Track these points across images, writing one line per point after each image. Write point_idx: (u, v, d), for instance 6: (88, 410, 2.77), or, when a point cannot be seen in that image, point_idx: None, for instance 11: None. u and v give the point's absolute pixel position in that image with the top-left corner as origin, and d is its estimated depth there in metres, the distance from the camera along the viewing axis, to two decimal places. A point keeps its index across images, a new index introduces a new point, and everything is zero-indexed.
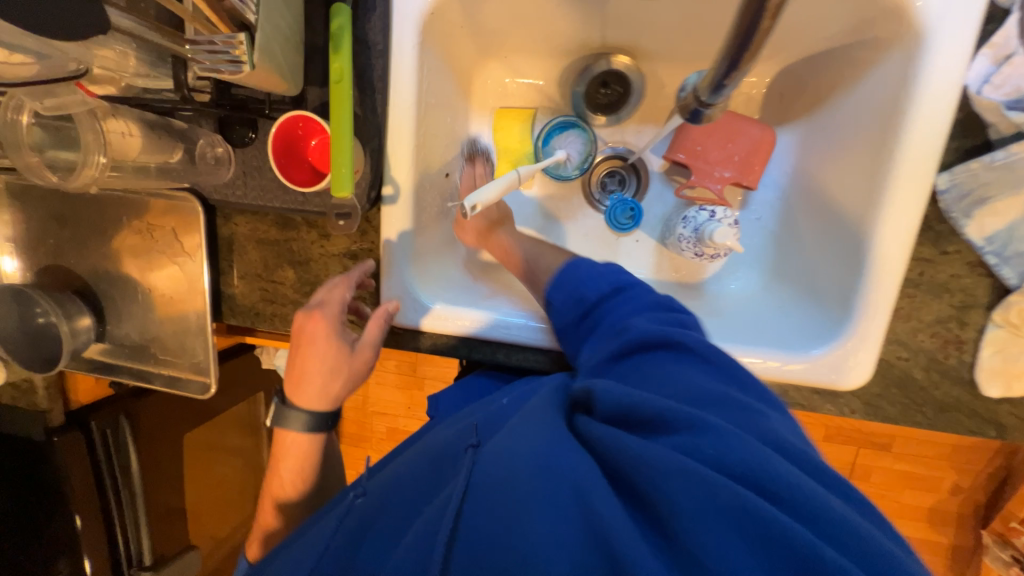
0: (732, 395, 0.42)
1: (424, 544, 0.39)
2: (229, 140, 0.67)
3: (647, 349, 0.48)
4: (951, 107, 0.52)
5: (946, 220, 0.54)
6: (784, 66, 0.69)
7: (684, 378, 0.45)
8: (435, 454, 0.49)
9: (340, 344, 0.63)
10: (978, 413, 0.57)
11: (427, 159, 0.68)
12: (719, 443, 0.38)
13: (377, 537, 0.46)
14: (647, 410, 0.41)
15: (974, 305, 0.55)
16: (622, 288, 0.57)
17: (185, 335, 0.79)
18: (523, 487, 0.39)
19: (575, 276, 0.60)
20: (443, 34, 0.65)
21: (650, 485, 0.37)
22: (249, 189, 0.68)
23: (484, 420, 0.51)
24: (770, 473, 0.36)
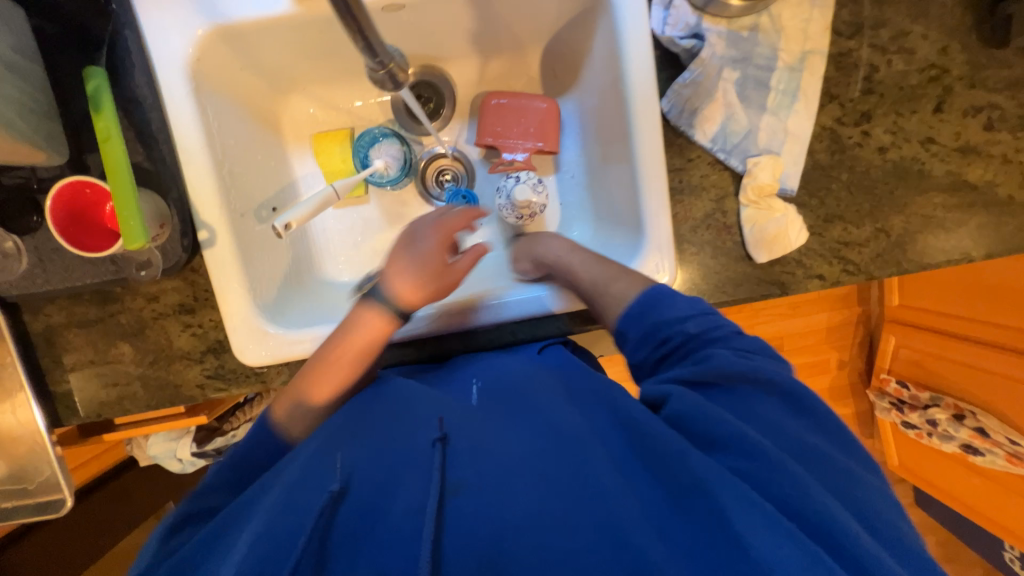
0: (826, 452, 0.46)
1: (414, 522, 0.41)
2: (14, 231, 0.62)
3: (732, 381, 0.50)
4: (649, 47, 0.64)
5: (679, 134, 0.66)
6: (543, 45, 0.80)
7: (771, 419, 0.48)
8: (407, 444, 0.48)
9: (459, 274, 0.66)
10: (763, 279, 0.69)
11: (243, 197, 0.69)
12: (779, 476, 0.42)
13: (347, 524, 0.43)
14: (716, 429, 0.46)
15: (726, 195, 0.68)
16: (708, 325, 0.54)
17: (16, 459, 0.69)
18: (523, 481, 0.44)
19: (660, 309, 0.56)
20: (218, 77, 0.67)
21: (705, 503, 0.40)
22: (50, 273, 0.63)
23: (463, 415, 0.51)
24: (799, 493, 0.41)
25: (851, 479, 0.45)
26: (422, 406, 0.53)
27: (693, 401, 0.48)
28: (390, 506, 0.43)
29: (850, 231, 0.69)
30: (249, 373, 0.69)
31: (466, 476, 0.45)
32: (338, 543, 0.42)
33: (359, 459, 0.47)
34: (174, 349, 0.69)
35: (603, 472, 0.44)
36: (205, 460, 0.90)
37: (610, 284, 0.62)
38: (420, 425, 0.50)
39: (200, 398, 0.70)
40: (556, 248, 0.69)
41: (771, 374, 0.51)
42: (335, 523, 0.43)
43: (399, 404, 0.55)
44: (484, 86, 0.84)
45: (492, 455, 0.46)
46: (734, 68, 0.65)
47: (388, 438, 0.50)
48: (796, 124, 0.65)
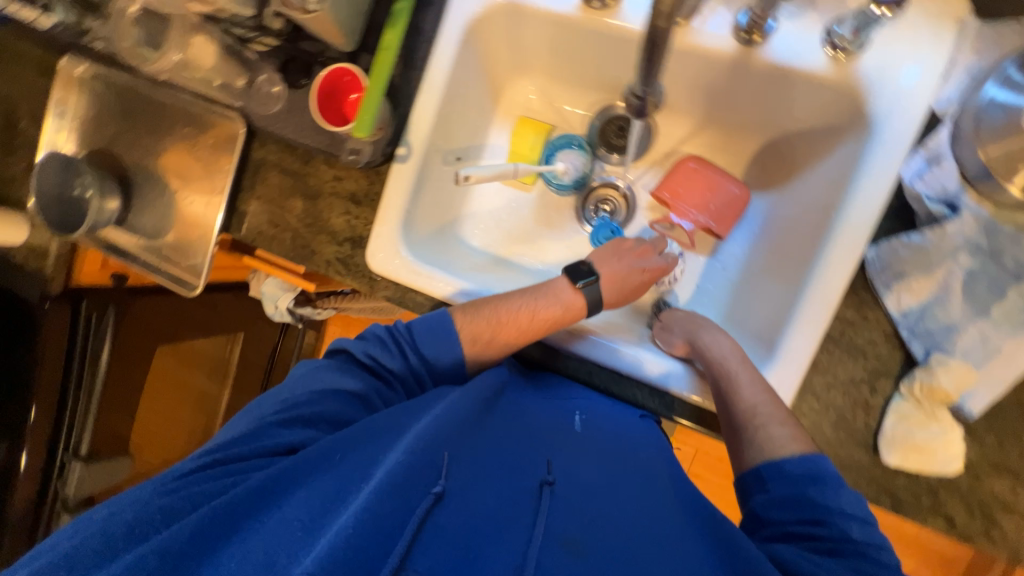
0: None
1: (519, 555, 0.47)
2: (286, 82, 0.78)
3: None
4: (886, 191, 0.59)
5: (870, 289, 0.60)
6: (766, 138, 0.76)
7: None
8: (511, 476, 0.55)
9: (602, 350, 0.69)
10: (878, 481, 0.60)
11: (445, 139, 0.79)
12: None
13: (437, 540, 0.47)
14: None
15: (885, 373, 0.60)
16: (857, 518, 0.52)
17: (190, 236, 0.87)
18: (622, 563, 0.48)
19: (819, 486, 0.53)
20: (483, 39, 0.76)
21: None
22: (287, 123, 0.78)
23: (568, 467, 0.57)
24: None
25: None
26: (531, 445, 0.59)
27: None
28: (488, 531, 0.49)
29: (1015, 495, 0.57)
30: (366, 273, 0.78)
31: (568, 530, 0.50)
32: (426, 537, 0.48)
33: (458, 471, 0.53)
34: (328, 224, 0.80)
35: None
36: (291, 318, 1.04)
37: (771, 425, 0.58)
38: (522, 466, 0.56)
39: (322, 271, 0.81)
40: (726, 348, 0.65)
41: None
42: (430, 520, 0.49)
43: (510, 429, 0.61)
44: (689, 148, 0.84)
45: (594, 521, 0.51)
46: (974, 255, 0.57)
47: (496, 459, 0.56)
48: (1016, 350, 0.55)
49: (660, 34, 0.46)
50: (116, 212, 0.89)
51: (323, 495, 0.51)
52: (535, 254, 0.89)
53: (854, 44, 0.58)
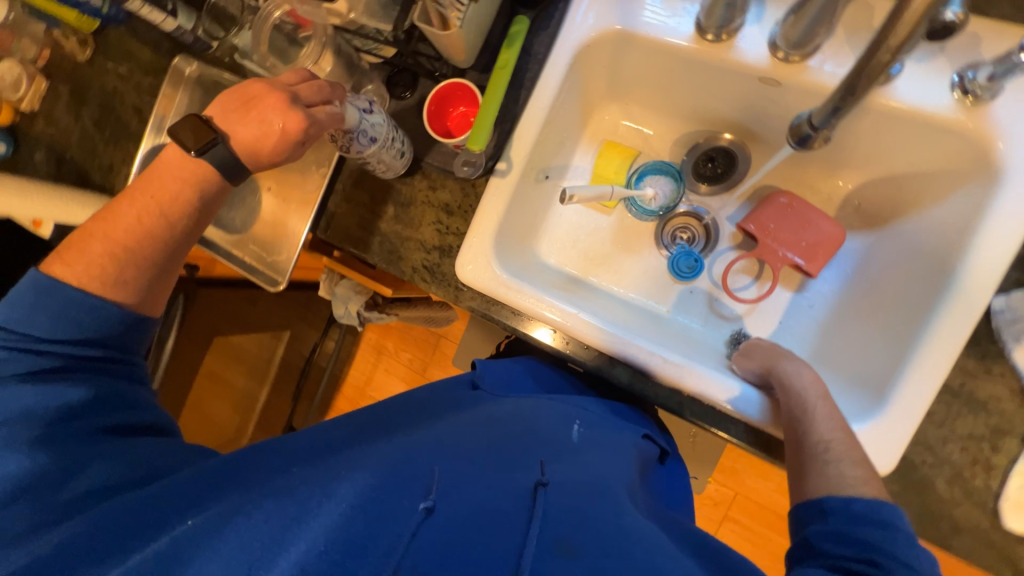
0: None
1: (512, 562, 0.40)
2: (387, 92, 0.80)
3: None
4: (1017, 242, 0.57)
5: (996, 340, 0.58)
6: (864, 180, 0.75)
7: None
8: (502, 475, 0.50)
9: (286, 96, 0.64)
10: (996, 544, 0.57)
11: (541, 157, 0.80)
12: None
13: (429, 548, 0.39)
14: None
15: (1008, 431, 0.57)
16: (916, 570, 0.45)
17: (278, 233, 0.90)
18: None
19: (880, 518, 0.48)
20: (590, 64, 0.77)
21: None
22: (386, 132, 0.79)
23: (560, 472, 0.53)
24: None
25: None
26: (516, 450, 0.55)
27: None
28: (485, 536, 0.42)
29: None
30: (453, 283, 0.79)
31: (563, 535, 0.44)
32: (426, 553, 0.39)
33: (449, 472, 0.48)
34: (417, 231, 0.81)
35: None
36: (357, 319, 1.05)
37: (844, 463, 0.54)
38: (519, 466, 0.52)
39: (407, 277, 0.82)
40: (807, 379, 0.62)
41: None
42: (417, 538, 0.40)
43: (497, 430, 0.58)
44: (779, 183, 0.83)
45: (594, 532, 0.45)
46: None
47: (487, 460, 0.52)
48: None
49: (875, 66, 0.47)
50: None
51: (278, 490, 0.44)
52: (613, 276, 0.89)
53: (987, 90, 0.57)
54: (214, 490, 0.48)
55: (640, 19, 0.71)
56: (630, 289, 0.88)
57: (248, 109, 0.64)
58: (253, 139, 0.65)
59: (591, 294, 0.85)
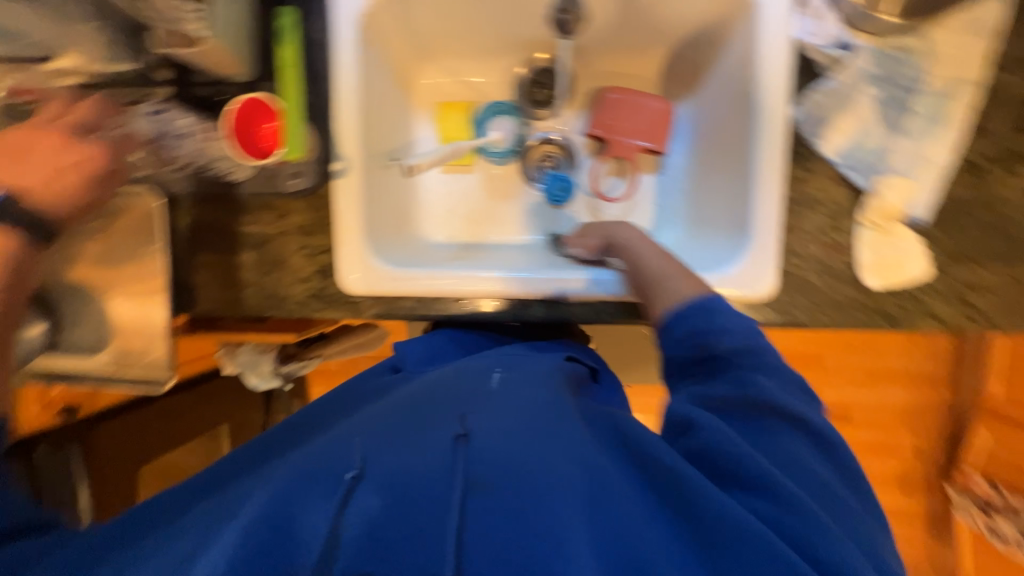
0: (829, 485, 0.49)
1: (437, 520, 0.45)
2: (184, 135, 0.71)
3: (764, 410, 0.52)
4: (787, 56, 0.64)
5: (805, 143, 0.65)
6: (669, 50, 0.82)
7: (782, 445, 0.50)
8: (427, 432, 0.51)
9: (64, 132, 0.57)
10: (869, 306, 0.66)
11: (375, 142, 0.77)
12: (768, 502, 0.46)
13: (359, 515, 0.45)
14: (743, 469, 0.48)
15: (844, 212, 0.66)
16: (749, 349, 0.55)
17: (137, 334, 0.79)
18: (536, 495, 0.45)
19: (707, 317, 0.57)
20: (378, 32, 0.74)
21: (731, 539, 0.43)
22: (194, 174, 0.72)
23: (486, 414, 0.52)
24: (788, 526, 0.45)
25: (857, 515, 0.49)
26: (446, 403, 0.55)
27: (719, 435, 0.49)
28: (403, 497, 0.46)
29: (979, 275, 0.64)
30: (347, 299, 0.75)
31: (486, 474, 0.47)
32: (358, 519, 0.45)
33: (375, 443, 0.50)
34: (288, 265, 0.76)
35: (620, 493, 0.46)
36: (276, 380, 0.97)
37: (665, 282, 0.61)
38: (443, 420, 0.52)
39: (298, 314, 0.77)
40: (628, 231, 0.69)
41: (797, 406, 0.52)
42: (350, 507, 0.46)
43: (427, 394, 0.58)
44: (604, 81, 0.87)
45: (512, 463, 0.47)
46: (875, 85, 0.63)
47: (416, 421, 0.53)
48: (935, 152, 0.62)
49: None
50: (42, 335, 0.73)
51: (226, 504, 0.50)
52: (501, 227, 0.90)
53: None
54: (160, 526, 0.53)
55: None
56: (521, 232, 0.90)
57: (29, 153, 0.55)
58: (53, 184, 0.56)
59: (486, 249, 0.86)
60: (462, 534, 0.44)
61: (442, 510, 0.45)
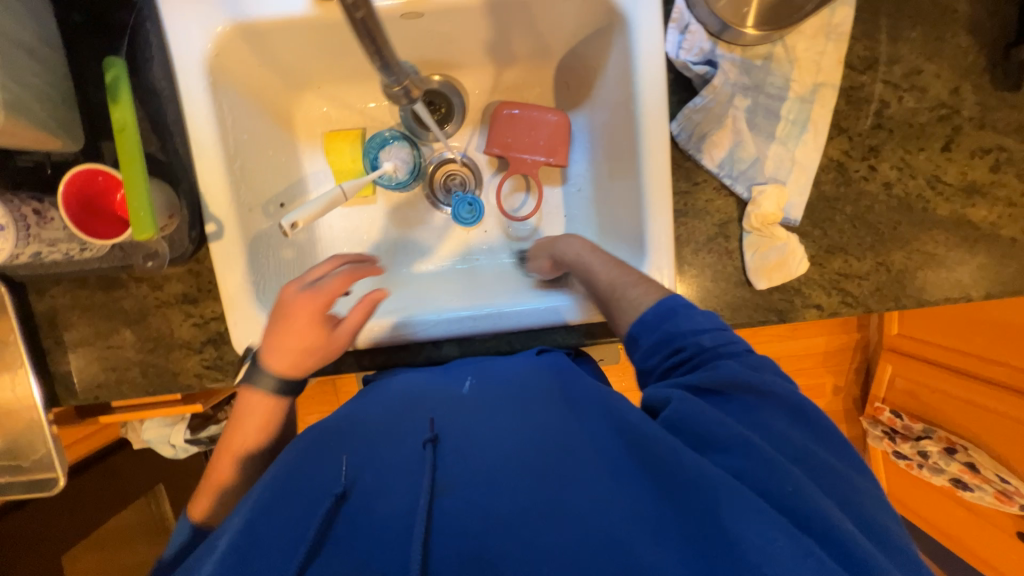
0: (814, 453, 0.47)
1: (403, 520, 0.43)
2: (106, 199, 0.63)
3: (734, 390, 0.50)
4: (662, 70, 0.64)
5: (687, 157, 0.66)
6: (557, 61, 0.80)
7: (759, 417, 0.49)
8: (398, 441, 0.52)
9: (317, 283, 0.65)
10: (761, 304, 0.70)
11: (254, 192, 0.70)
12: (751, 462, 0.43)
13: (343, 528, 0.44)
14: (717, 430, 0.46)
15: (730, 220, 0.68)
16: (719, 341, 0.53)
17: (15, 435, 0.70)
18: (507, 481, 0.46)
19: (675, 320, 0.55)
20: (235, 71, 0.67)
21: (699, 503, 0.41)
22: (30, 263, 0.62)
23: (453, 417, 0.55)
24: (776, 485, 0.42)
25: (842, 476, 0.46)
26: (414, 413, 0.56)
27: (693, 405, 0.48)
28: (380, 503, 0.45)
29: (851, 263, 0.70)
30: (247, 365, 0.70)
31: (455, 475, 0.47)
32: (338, 530, 0.44)
33: (356, 458, 0.51)
34: (175, 338, 0.69)
35: (592, 471, 0.46)
36: (196, 447, 0.91)
37: (628, 289, 0.61)
38: (413, 429, 0.53)
39: (197, 387, 0.71)
40: (576, 246, 0.69)
41: (768, 384, 0.51)
42: (333, 522, 0.44)
43: (394, 402, 0.59)
44: (498, 95, 0.84)
45: (483, 456, 0.49)
46: (745, 95, 0.65)
47: (390, 433, 0.54)
48: (804, 156, 0.66)
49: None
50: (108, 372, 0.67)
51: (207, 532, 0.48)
52: (413, 256, 0.86)
53: None
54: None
55: (246, 5, 0.62)
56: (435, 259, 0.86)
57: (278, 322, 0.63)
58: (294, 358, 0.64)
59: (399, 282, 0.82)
60: (432, 533, 0.42)
61: (414, 506, 0.44)
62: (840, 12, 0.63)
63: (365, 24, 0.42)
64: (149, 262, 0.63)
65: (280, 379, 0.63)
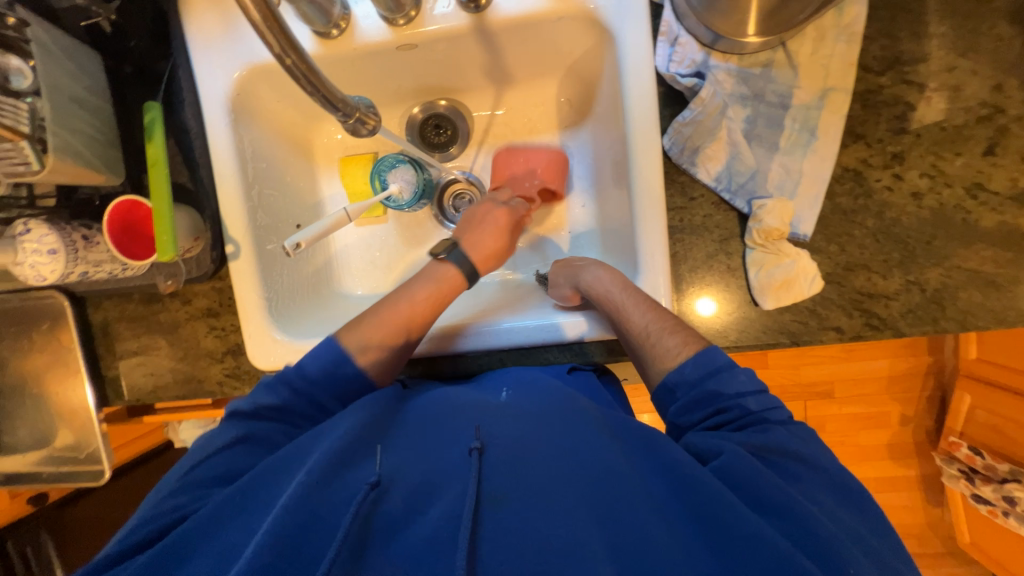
0: (863, 535, 0.47)
1: (449, 528, 0.44)
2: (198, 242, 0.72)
3: (782, 457, 0.51)
4: (651, 83, 0.62)
5: (681, 171, 0.64)
6: (557, 79, 0.81)
7: (805, 484, 0.50)
8: (442, 443, 0.52)
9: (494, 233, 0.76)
10: (769, 327, 0.65)
11: (273, 215, 0.77)
12: (804, 533, 0.44)
13: (384, 526, 0.45)
14: (772, 492, 0.47)
15: (731, 236, 0.64)
16: (766, 406, 0.55)
17: (72, 429, 0.81)
18: (558, 500, 0.46)
19: (718, 380, 0.56)
20: (255, 108, 0.74)
21: (754, 560, 0.42)
22: (82, 281, 0.71)
23: (498, 421, 0.53)
24: (831, 558, 0.42)
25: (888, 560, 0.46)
26: (456, 415, 0.55)
27: (749, 464, 0.49)
28: (427, 508, 0.46)
29: (875, 282, 0.63)
30: (261, 375, 0.76)
31: (501, 486, 0.46)
32: (379, 525, 0.45)
33: (399, 454, 0.51)
34: (201, 347, 0.77)
35: (642, 504, 0.46)
36: None
37: (665, 336, 0.60)
38: (457, 433, 0.52)
39: (219, 393, 0.78)
40: (606, 282, 0.64)
41: (810, 453, 0.52)
42: (372, 515, 0.45)
43: (435, 406, 0.57)
44: (501, 116, 0.86)
45: (533, 470, 0.48)
46: (743, 105, 0.61)
47: (433, 432, 0.53)
48: (812, 166, 0.61)
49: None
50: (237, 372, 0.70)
51: (240, 494, 0.50)
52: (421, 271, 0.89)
53: None
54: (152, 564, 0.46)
55: (262, 49, 0.69)
56: None
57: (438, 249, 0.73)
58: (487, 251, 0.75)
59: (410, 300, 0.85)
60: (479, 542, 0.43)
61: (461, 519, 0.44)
62: (849, 11, 0.58)
63: (297, 70, 0.43)
64: (167, 282, 0.71)
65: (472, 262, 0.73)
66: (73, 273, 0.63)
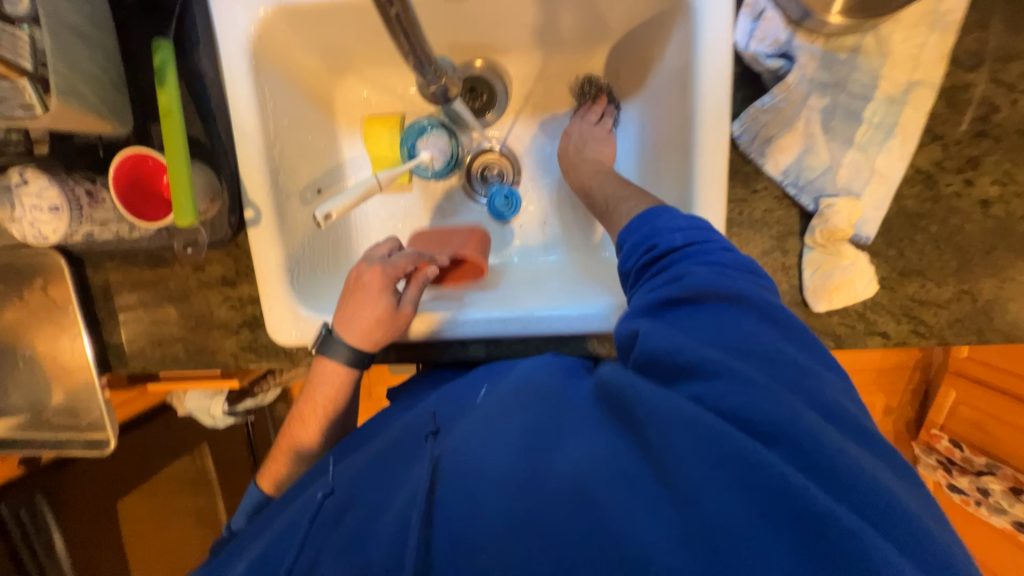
0: (795, 358, 0.41)
1: (400, 516, 0.43)
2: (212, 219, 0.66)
3: (707, 294, 0.44)
4: (728, 60, 0.57)
5: (747, 162, 0.60)
6: (609, 46, 0.75)
7: (742, 329, 0.42)
8: (408, 444, 0.53)
9: (383, 309, 0.64)
10: (816, 328, 0.63)
11: (294, 178, 0.70)
12: (740, 394, 0.38)
13: (351, 536, 0.46)
14: (690, 362, 0.41)
15: (790, 233, 0.62)
16: (694, 238, 0.48)
17: (71, 395, 0.76)
18: (494, 468, 0.43)
19: (653, 221, 0.52)
20: (277, 55, 0.66)
21: (708, 473, 0.35)
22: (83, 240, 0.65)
23: (464, 414, 0.53)
24: (783, 419, 0.36)
25: (805, 370, 0.41)
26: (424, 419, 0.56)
27: (658, 340, 0.43)
28: (384, 507, 0.46)
29: (929, 289, 0.62)
30: (279, 350, 0.72)
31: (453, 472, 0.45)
32: (348, 535, 0.46)
33: (364, 471, 0.52)
34: (214, 318, 0.72)
35: (567, 434, 0.44)
36: (233, 418, 0.96)
37: None
38: (424, 431, 0.54)
39: (233, 366, 0.73)
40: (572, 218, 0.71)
41: (729, 284, 0.45)
42: (344, 529, 0.47)
43: (411, 416, 0.59)
44: (543, 83, 0.79)
45: (472, 445, 0.46)
46: (823, 94, 0.57)
47: (395, 437, 0.55)
48: (886, 165, 0.58)
49: None
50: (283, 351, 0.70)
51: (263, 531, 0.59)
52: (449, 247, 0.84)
53: None
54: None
55: None
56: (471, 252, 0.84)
57: (343, 305, 0.65)
58: (365, 335, 0.64)
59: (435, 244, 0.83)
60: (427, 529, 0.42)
61: (409, 504, 0.44)
62: None
63: (400, 20, 0.41)
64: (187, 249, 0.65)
65: (351, 351, 0.65)
66: (77, 233, 0.57)
